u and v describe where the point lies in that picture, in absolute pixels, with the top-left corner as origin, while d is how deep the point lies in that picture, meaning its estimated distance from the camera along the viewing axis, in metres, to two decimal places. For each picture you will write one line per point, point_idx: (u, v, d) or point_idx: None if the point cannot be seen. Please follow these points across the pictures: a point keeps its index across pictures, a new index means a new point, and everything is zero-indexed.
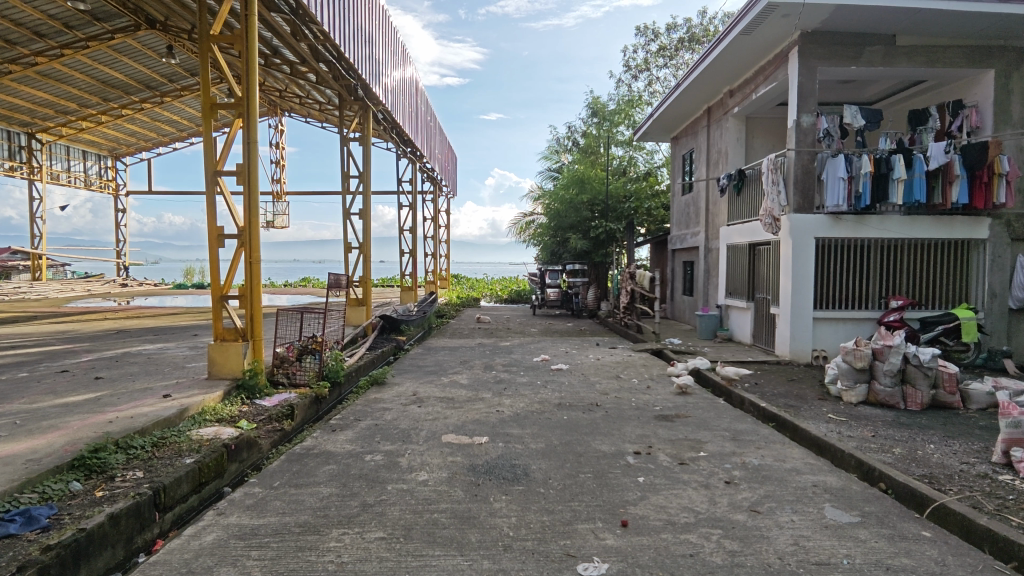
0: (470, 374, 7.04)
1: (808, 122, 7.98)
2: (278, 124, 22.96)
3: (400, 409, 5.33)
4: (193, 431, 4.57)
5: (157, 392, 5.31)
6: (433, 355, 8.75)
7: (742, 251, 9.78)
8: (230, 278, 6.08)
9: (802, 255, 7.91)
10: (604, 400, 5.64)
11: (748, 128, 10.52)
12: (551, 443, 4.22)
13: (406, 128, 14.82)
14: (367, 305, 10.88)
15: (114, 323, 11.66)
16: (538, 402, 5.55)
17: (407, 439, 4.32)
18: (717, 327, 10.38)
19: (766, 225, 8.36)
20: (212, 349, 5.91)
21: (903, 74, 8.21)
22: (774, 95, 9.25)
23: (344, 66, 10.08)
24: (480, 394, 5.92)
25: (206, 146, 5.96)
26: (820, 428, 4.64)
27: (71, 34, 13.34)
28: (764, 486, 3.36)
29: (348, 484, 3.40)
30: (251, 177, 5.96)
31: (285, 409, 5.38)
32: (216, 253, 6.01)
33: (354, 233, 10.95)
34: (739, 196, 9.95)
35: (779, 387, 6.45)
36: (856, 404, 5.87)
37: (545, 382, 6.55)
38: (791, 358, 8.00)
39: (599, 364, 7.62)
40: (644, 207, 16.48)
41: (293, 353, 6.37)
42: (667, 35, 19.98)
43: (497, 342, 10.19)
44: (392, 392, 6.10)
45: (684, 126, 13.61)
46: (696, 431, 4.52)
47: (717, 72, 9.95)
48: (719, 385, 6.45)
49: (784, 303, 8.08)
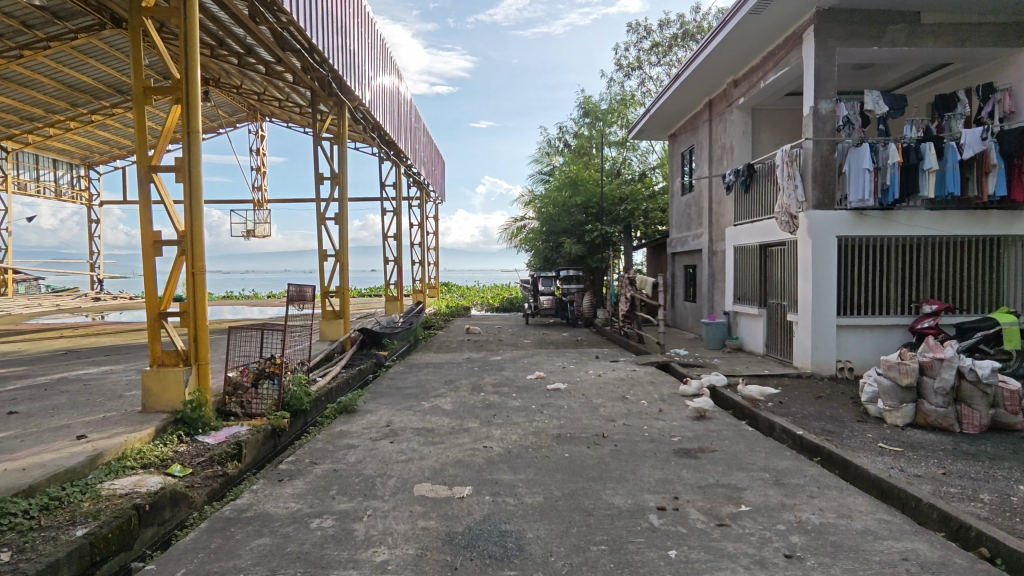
0: (455, 397, 6.14)
1: (827, 108, 7.20)
2: (258, 129, 22.03)
3: (368, 448, 4.41)
4: (104, 484, 3.70)
5: (71, 432, 4.39)
6: (415, 373, 7.85)
7: (752, 254, 9.00)
8: (169, 291, 5.17)
9: (823, 256, 7.13)
10: (611, 431, 4.76)
11: (754, 121, 9.75)
12: (551, 496, 3.34)
13: (388, 129, 13.91)
14: (345, 318, 9.98)
15: (69, 342, 10.63)
16: (534, 434, 4.67)
17: (368, 494, 3.43)
18: (724, 336, 9.57)
19: (781, 224, 7.57)
20: (147, 377, 4.97)
21: (927, 57, 7.44)
22: (785, 83, 8.49)
23: (316, 57, 9.17)
24: (465, 425, 5.02)
25: (138, 139, 5.09)
26: (878, 466, 3.82)
27: (29, 34, 12.36)
28: (838, 563, 2.51)
29: (278, 572, 2.51)
30: (192, 173, 5.09)
31: (231, 448, 4.53)
32: (151, 262, 5.13)
33: (329, 239, 10.07)
34: (747, 194, 9.19)
35: (809, 408, 5.64)
36: (902, 427, 5.09)
37: (540, 406, 5.66)
38: (814, 371, 7.18)
39: (601, 383, 6.75)
40: (640, 210, 15.60)
41: (248, 378, 5.51)
42: (660, 32, 19.33)
43: (487, 357, 9.29)
44: (361, 423, 5.19)
45: (682, 122, 12.80)
46: (729, 473, 3.67)
47: (720, 60, 9.16)
48: (740, 406, 5.60)
49: (804, 310, 7.30)
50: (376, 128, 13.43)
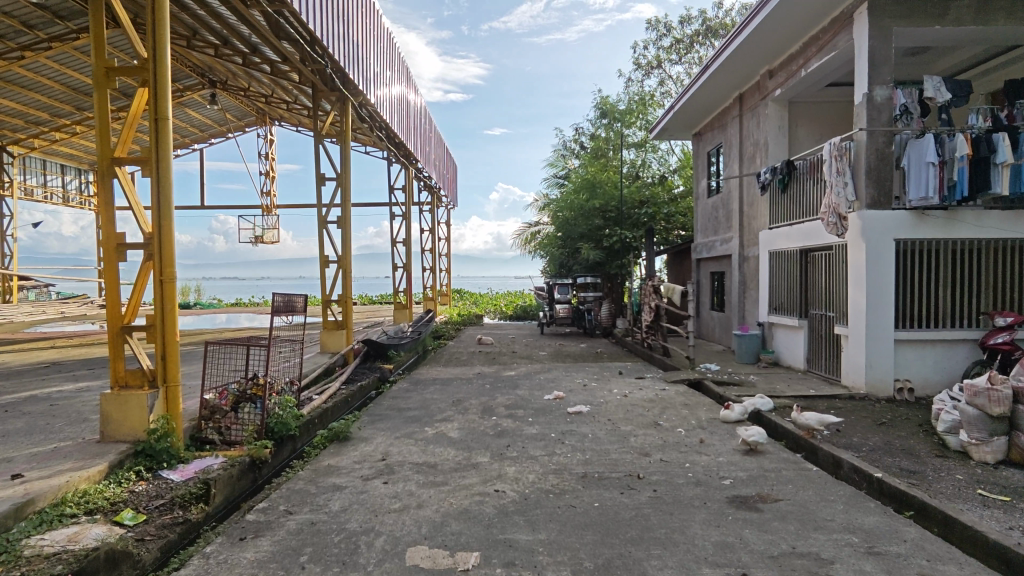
0: (462, 423, 5.39)
1: (882, 95, 6.39)
2: (267, 133, 21.62)
3: (356, 491, 3.68)
4: (27, 543, 3.01)
5: (4, 471, 3.72)
6: (420, 391, 7.11)
7: (790, 259, 8.19)
8: (135, 301, 4.52)
9: (878, 261, 6.32)
10: (647, 469, 3.99)
11: (791, 115, 8.94)
12: (581, 569, 2.59)
13: (397, 131, 13.28)
14: (347, 328, 9.28)
15: (60, 353, 10.06)
16: (555, 474, 3.91)
17: (349, 563, 2.71)
18: (759, 350, 8.77)
19: (828, 225, 6.76)
20: (106, 402, 4.31)
21: (994, 37, 6.61)
22: (830, 70, 7.68)
23: (314, 46, 8.49)
24: (473, 459, 4.27)
25: (99, 126, 4.49)
26: (994, 525, 3.01)
27: (30, 35, 11.80)
28: None
29: None
30: (158, 165, 4.44)
31: (196, 488, 3.87)
32: (114, 268, 4.48)
33: (332, 245, 9.45)
34: (785, 194, 8.37)
35: (875, 438, 4.81)
36: (994, 464, 4.22)
37: (560, 435, 4.89)
38: (869, 392, 6.34)
39: (627, 405, 5.97)
40: (662, 213, 15.03)
41: (227, 402, 4.82)
42: (680, 29, 18.61)
43: (499, 371, 8.54)
44: (354, 455, 4.46)
45: (707, 120, 12.02)
46: (807, 536, 2.89)
47: (755, 47, 8.37)
48: (794, 437, 4.78)
49: (857, 323, 6.48)
50: (383, 128, 12.79)
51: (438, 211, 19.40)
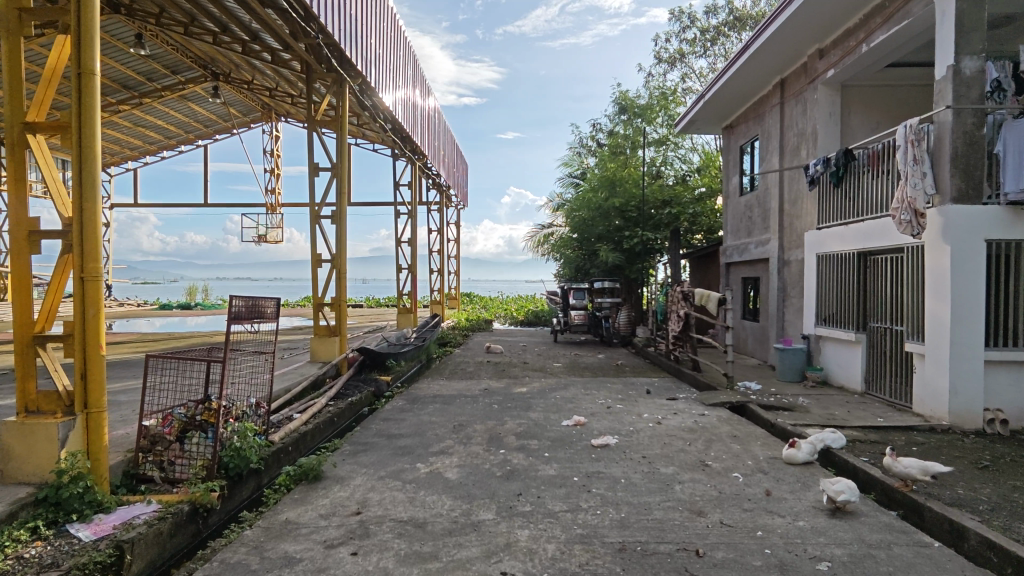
0: (463, 457, 4.41)
1: (972, 67, 5.33)
2: (274, 129, 20.83)
3: (312, 568, 2.69)
4: None
5: None
6: (417, 411, 6.16)
7: (844, 263, 7.14)
8: (51, 305, 3.60)
9: (965, 266, 5.26)
10: (706, 539, 2.97)
11: (843, 100, 7.85)
12: None
13: (404, 123, 12.31)
14: (342, 334, 8.33)
15: None
16: (584, 544, 2.91)
17: None
18: (804, 366, 7.71)
19: (901, 224, 5.71)
20: (8, 432, 3.40)
21: None
22: (897, 45, 6.61)
23: (302, 16, 7.46)
24: (473, 516, 3.27)
25: (9, 83, 3.56)
26: None
27: None
28: None
29: None
30: (79, 133, 3.48)
31: (105, 555, 2.90)
32: (25, 263, 3.57)
33: (326, 242, 8.52)
34: (838, 189, 7.33)
35: (990, 491, 3.75)
36: None
37: (585, 479, 3.89)
38: (953, 424, 5.27)
39: (663, 436, 4.94)
40: (686, 213, 13.99)
41: (172, 430, 3.88)
42: (706, 19, 17.55)
43: (509, 387, 7.53)
44: (321, 505, 3.49)
45: (741, 111, 10.96)
46: None
47: (805, 22, 7.32)
48: (886, 487, 3.72)
49: (936, 339, 5.43)
50: (388, 120, 11.81)
51: (447, 211, 18.46)
